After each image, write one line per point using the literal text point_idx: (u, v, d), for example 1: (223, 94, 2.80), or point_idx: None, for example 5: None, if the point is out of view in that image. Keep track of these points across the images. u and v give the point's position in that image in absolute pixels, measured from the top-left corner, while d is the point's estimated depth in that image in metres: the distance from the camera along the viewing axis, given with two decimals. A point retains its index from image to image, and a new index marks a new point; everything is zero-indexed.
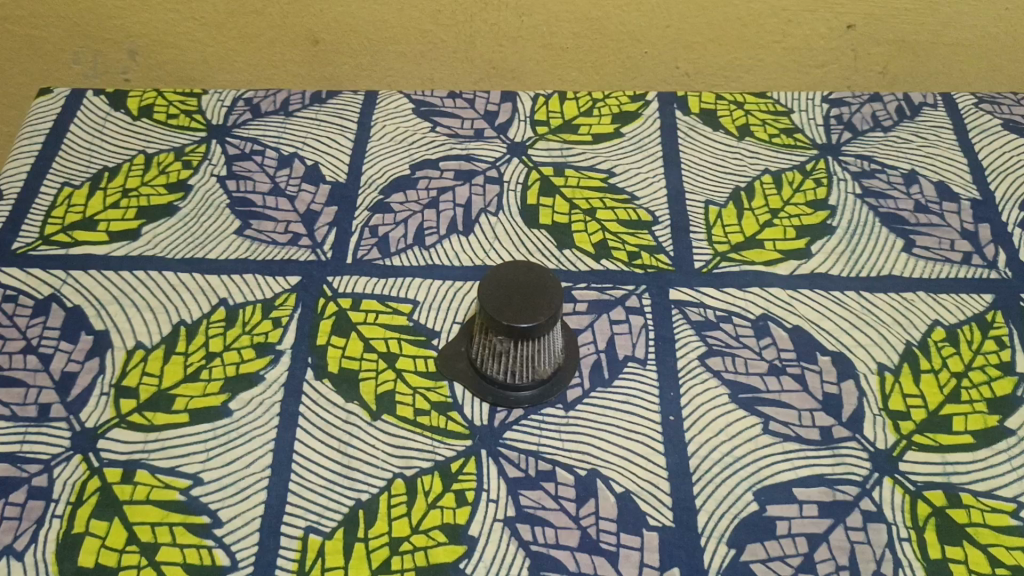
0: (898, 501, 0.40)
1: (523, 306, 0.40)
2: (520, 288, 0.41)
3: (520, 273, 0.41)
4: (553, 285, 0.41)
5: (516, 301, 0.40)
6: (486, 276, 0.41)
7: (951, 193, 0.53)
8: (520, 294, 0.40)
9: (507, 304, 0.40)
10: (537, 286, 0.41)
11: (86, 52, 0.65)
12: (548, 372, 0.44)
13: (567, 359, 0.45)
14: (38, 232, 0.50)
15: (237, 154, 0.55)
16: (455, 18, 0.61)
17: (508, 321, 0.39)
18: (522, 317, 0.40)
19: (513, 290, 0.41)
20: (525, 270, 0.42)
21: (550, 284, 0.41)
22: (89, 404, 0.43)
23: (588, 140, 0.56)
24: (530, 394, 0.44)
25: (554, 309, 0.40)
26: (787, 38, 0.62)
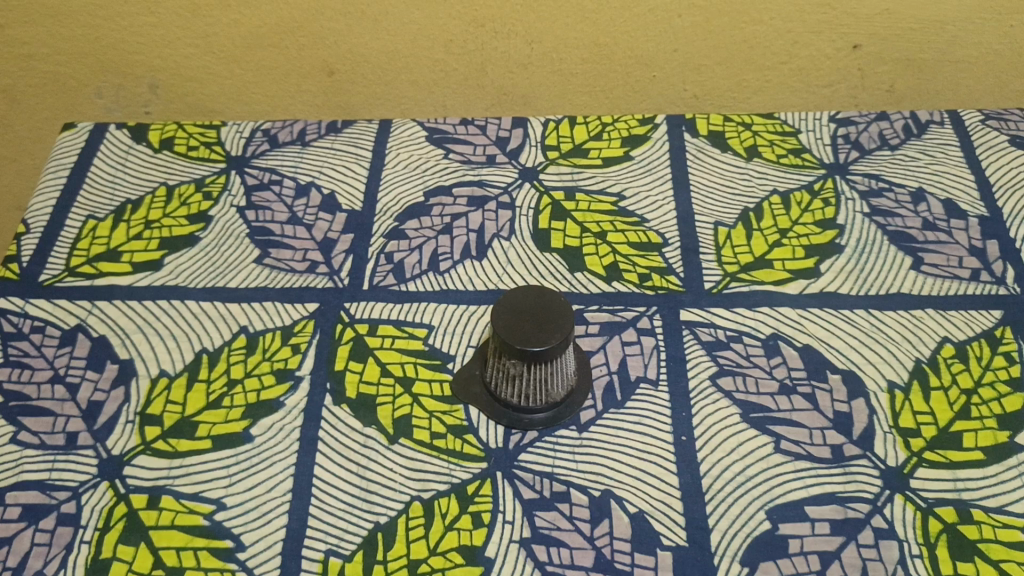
0: (909, 518, 0.41)
1: (535, 331, 0.41)
2: (532, 314, 0.41)
3: (533, 298, 0.42)
4: (566, 310, 0.42)
5: (528, 325, 0.41)
6: (499, 301, 0.42)
7: (959, 210, 0.54)
8: (532, 319, 0.41)
9: (519, 329, 0.41)
10: (549, 311, 0.42)
11: (108, 86, 0.67)
12: (561, 394, 0.45)
13: (581, 381, 0.46)
14: (64, 264, 0.52)
15: (256, 184, 0.56)
16: (466, 47, 0.63)
17: (520, 345, 0.40)
18: (535, 341, 0.40)
19: (525, 315, 0.41)
20: (536, 295, 0.42)
21: (563, 308, 0.42)
22: (115, 432, 0.44)
23: (598, 164, 0.57)
24: (543, 417, 0.44)
25: (566, 334, 0.41)
26: (793, 59, 0.63)
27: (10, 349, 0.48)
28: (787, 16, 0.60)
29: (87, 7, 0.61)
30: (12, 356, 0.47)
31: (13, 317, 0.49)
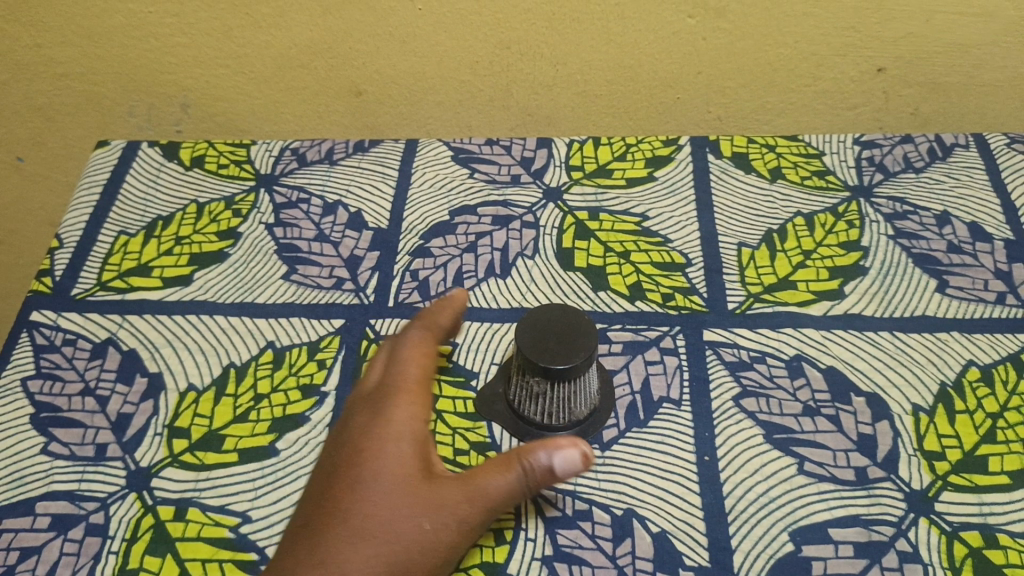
0: (934, 542, 0.41)
1: (559, 349, 0.41)
2: (555, 332, 0.42)
3: (556, 316, 0.43)
4: (589, 328, 0.42)
5: (552, 344, 0.41)
6: (522, 319, 0.43)
7: (984, 233, 0.54)
8: (555, 337, 0.42)
9: (543, 347, 0.41)
10: (572, 329, 0.42)
11: (141, 105, 0.68)
12: (585, 413, 0.45)
13: (604, 398, 0.46)
14: (96, 278, 0.53)
15: (285, 202, 0.57)
16: (493, 69, 0.63)
17: (544, 363, 0.41)
18: (559, 359, 0.41)
19: (547, 333, 0.42)
20: (561, 313, 0.43)
21: (587, 326, 0.42)
22: (144, 444, 0.45)
23: (621, 185, 0.58)
24: (567, 434, 0.45)
25: (591, 352, 0.41)
26: (818, 81, 0.63)
27: (43, 361, 0.49)
28: (812, 39, 0.60)
29: (122, 29, 0.62)
30: (44, 369, 0.48)
31: (46, 330, 0.50)
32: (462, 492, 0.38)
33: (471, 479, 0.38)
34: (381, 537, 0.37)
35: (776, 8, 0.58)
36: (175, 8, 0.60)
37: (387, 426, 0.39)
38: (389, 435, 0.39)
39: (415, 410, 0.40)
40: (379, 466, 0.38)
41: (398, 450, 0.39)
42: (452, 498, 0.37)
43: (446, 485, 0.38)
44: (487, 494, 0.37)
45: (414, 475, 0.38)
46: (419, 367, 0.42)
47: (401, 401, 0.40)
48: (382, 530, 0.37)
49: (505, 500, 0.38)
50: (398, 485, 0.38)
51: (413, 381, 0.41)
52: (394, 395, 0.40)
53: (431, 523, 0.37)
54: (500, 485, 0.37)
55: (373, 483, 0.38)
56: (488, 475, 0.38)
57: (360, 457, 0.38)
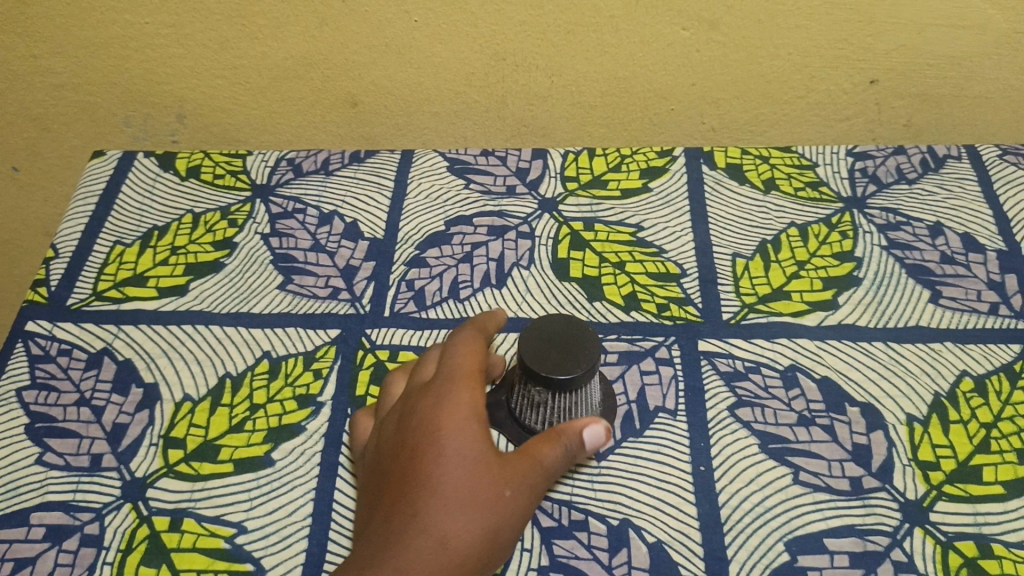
0: (929, 551, 0.41)
1: (562, 358, 0.41)
2: (560, 342, 0.42)
3: (562, 325, 0.43)
4: (594, 339, 0.42)
5: (555, 352, 0.41)
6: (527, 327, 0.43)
7: (977, 244, 0.54)
8: (559, 347, 0.42)
9: (546, 355, 0.41)
10: (577, 339, 0.42)
11: (137, 115, 0.68)
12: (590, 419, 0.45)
13: (608, 404, 0.46)
14: (91, 288, 0.53)
15: (280, 212, 0.57)
16: (488, 80, 0.64)
17: (547, 372, 0.41)
18: (561, 368, 0.41)
19: (552, 342, 0.42)
20: (567, 322, 0.43)
21: (592, 337, 0.42)
22: (139, 454, 0.45)
23: (616, 196, 0.58)
24: (577, 443, 0.45)
25: (593, 363, 0.41)
26: (811, 93, 0.64)
27: (38, 371, 0.49)
28: (805, 51, 0.61)
29: (118, 39, 0.62)
30: (39, 379, 0.48)
31: (41, 340, 0.50)
32: (530, 459, 0.39)
33: (533, 449, 0.40)
34: (469, 507, 0.37)
35: (770, 20, 0.59)
36: (172, 19, 0.60)
37: (453, 401, 0.39)
38: (457, 410, 0.39)
39: (476, 389, 0.40)
40: (457, 439, 0.38)
41: (471, 423, 0.39)
42: (520, 468, 0.39)
43: (516, 456, 0.39)
44: (545, 465, 0.39)
45: (489, 445, 0.39)
46: (468, 356, 0.42)
47: (464, 380, 0.40)
48: (477, 498, 0.37)
49: (558, 469, 0.40)
50: (481, 455, 0.38)
51: (468, 366, 0.41)
52: (453, 376, 0.41)
53: (515, 486, 0.38)
54: (556, 458, 0.39)
55: (459, 456, 0.38)
56: (539, 447, 0.40)
57: (435, 431, 0.38)
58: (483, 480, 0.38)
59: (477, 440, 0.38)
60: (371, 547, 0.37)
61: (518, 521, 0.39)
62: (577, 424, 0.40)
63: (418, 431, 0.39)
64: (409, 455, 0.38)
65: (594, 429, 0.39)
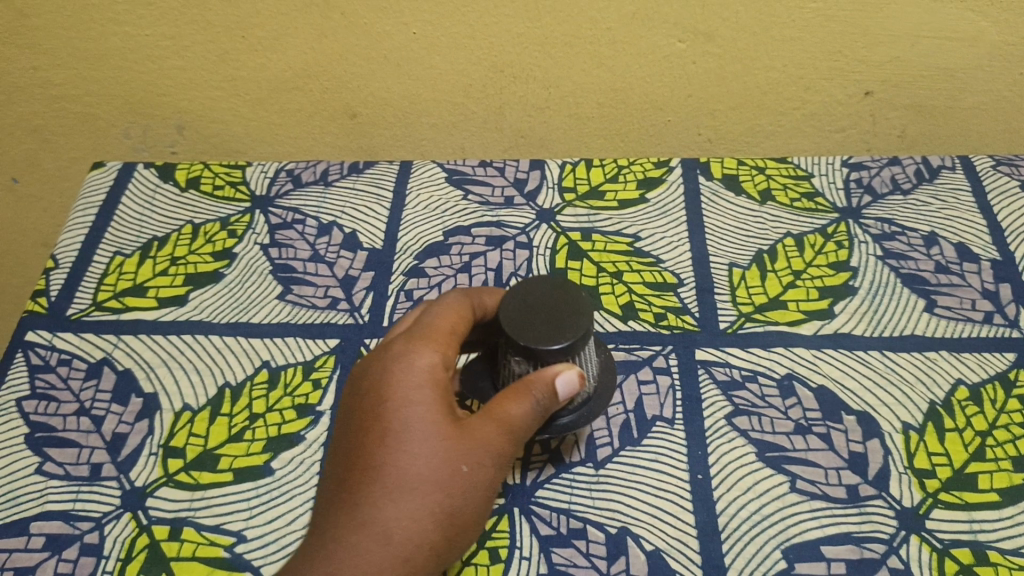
0: (926, 559, 0.41)
1: (545, 330, 0.39)
2: (545, 311, 0.40)
3: (550, 293, 0.41)
4: (583, 311, 0.40)
5: (537, 322, 0.40)
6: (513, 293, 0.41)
7: (971, 254, 0.54)
8: (543, 317, 0.40)
9: (527, 324, 0.40)
10: (566, 310, 0.40)
11: (137, 127, 0.69)
12: (583, 395, 0.43)
13: (603, 383, 0.45)
14: (91, 298, 0.53)
15: (280, 223, 0.58)
16: (486, 92, 0.64)
17: (525, 341, 0.39)
18: (541, 340, 0.39)
19: (537, 311, 0.40)
20: (556, 289, 0.41)
21: (582, 309, 0.40)
22: (139, 464, 0.45)
23: (613, 207, 0.58)
24: (568, 420, 0.43)
25: (578, 337, 0.39)
26: (806, 105, 0.64)
27: (37, 381, 0.49)
28: (800, 63, 0.61)
29: (118, 51, 0.63)
30: (38, 389, 0.48)
31: (41, 351, 0.50)
32: (492, 423, 0.38)
33: (494, 411, 0.39)
34: (422, 488, 0.37)
35: (766, 33, 0.59)
36: (172, 32, 0.61)
37: (406, 373, 0.39)
38: (410, 382, 0.39)
39: (435, 354, 0.40)
40: (407, 415, 0.38)
41: (424, 395, 0.38)
42: (482, 431, 0.38)
43: (477, 422, 0.38)
44: (514, 423, 0.39)
45: (445, 416, 0.38)
46: (440, 317, 0.42)
47: (421, 346, 0.40)
48: (430, 478, 0.37)
49: (526, 424, 0.39)
50: (434, 430, 0.38)
51: (432, 328, 0.41)
52: (411, 341, 0.40)
53: (473, 461, 0.38)
54: (522, 413, 0.39)
55: (408, 436, 0.37)
56: (505, 404, 0.39)
57: (386, 408, 0.38)
58: (436, 457, 0.37)
59: (430, 414, 0.38)
60: (324, 537, 0.37)
61: (483, 494, 0.38)
62: (545, 372, 0.39)
63: (371, 408, 0.39)
64: (361, 436, 0.38)
65: (566, 375, 0.39)
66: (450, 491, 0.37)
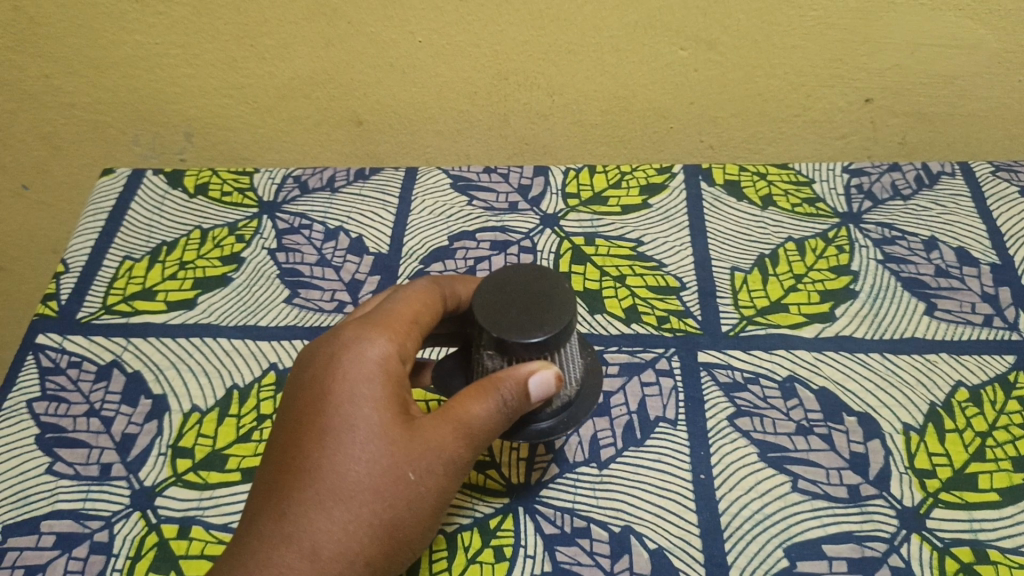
0: (926, 557, 0.41)
1: (523, 322, 0.38)
2: (524, 301, 0.38)
3: (530, 282, 0.39)
4: (566, 301, 0.38)
5: (514, 312, 0.38)
6: (493, 281, 0.39)
7: (971, 258, 0.55)
8: (521, 307, 0.38)
9: (504, 314, 0.38)
10: (546, 300, 0.38)
11: (146, 134, 0.70)
12: (563, 397, 0.43)
13: (588, 384, 0.44)
14: (101, 302, 0.54)
15: (287, 228, 0.58)
16: (490, 99, 0.65)
17: (499, 332, 0.37)
18: (518, 331, 0.37)
19: (515, 302, 0.38)
20: (538, 278, 0.39)
21: (564, 298, 0.38)
22: (148, 464, 0.46)
23: (616, 212, 0.59)
24: (547, 424, 0.43)
25: (560, 329, 0.37)
26: (807, 111, 0.65)
27: (48, 382, 0.49)
28: (801, 70, 0.62)
29: (128, 59, 0.64)
30: (49, 390, 0.49)
31: (52, 353, 0.51)
32: (448, 426, 0.38)
33: (451, 412, 0.38)
34: (361, 494, 0.37)
35: (767, 40, 0.60)
36: (181, 40, 0.62)
37: (355, 367, 0.39)
38: (358, 378, 0.39)
39: (390, 346, 0.40)
40: (353, 414, 0.38)
41: (371, 394, 0.38)
42: (431, 433, 0.38)
43: (429, 424, 0.38)
44: (469, 423, 0.38)
45: (394, 418, 0.38)
46: (402, 305, 0.42)
47: (376, 336, 0.40)
48: (371, 485, 0.37)
49: (485, 428, 0.38)
50: (380, 433, 0.38)
51: (390, 317, 0.41)
52: (367, 330, 0.40)
53: (420, 469, 0.38)
54: (484, 415, 0.38)
55: (352, 440, 0.37)
56: (467, 404, 0.38)
57: (331, 407, 0.38)
58: (379, 463, 0.37)
59: (377, 417, 0.38)
60: (250, 540, 0.37)
61: (430, 502, 0.38)
62: (519, 371, 0.38)
63: (316, 402, 0.39)
64: (303, 432, 0.38)
65: (542, 374, 0.38)
66: (392, 499, 0.37)
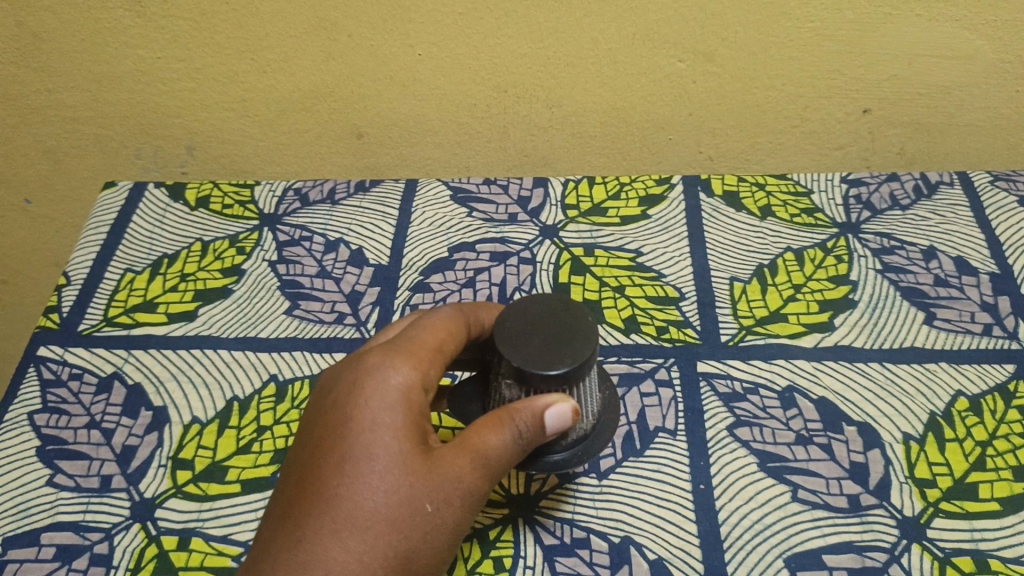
0: (927, 567, 0.41)
1: (544, 352, 0.38)
2: (546, 332, 0.39)
3: (553, 313, 0.40)
4: (588, 334, 0.39)
5: (535, 343, 0.38)
6: (514, 312, 0.40)
7: (970, 267, 0.55)
8: (543, 338, 0.39)
9: (524, 345, 0.38)
10: (569, 332, 0.39)
11: (148, 148, 0.70)
12: (578, 431, 0.44)
13: (603, 420, 0.45)
14: (102, 314, 0.54)
15: (287, 240, 0.59)
16: (490, 112, 0.65)
17: (519, 362, 0.38)
18: (539, 363, 0.37)
19: (537, 332, 0.39)
20: (560, 310, 0.40)
21: (586, 332, 0.39)
22: (148, 475, 0.46)
23: (616, 223, 0.59)
24: (561, 457, 0.43)
25: (580, 363, 0.38)
26: (806, 122, 0.65)
27: (49, 395, 0.50)
28: (799, 82, 0.62)
29: (131, 73, 0.64)
30: (50, 403, 0.49)
31: (52, 365, 0.51)
32: (465, 456, 0.37)
33: (468, 442, 0.38)
34: (378, 524, 0.36)
35: (764, 52, 0.60)
36: (183, 54, 0.62)
37: (378, 394, 0.38)
38: (380, 405, 0.38)
39: (413, 374, 0.39)
40: (373, 442, 0.37)
41: (392, 421, 0.37)
42: (450, 464, 0.37)
43: (448, 454, 0.37)
44: (486, 455, 0.38)
45: (414, 447, 0.37)
46: (426, 333, 0.41)
47: (400, 364, 0.39)
48: (388, 515, 0.36)
49: (500, 459, 0.38)
50: (399, 462, 0.37)
51: (415, 345, 0.40)
52: (390, 356, 0.39)
53: (438, 500, 0.37)
54: (500, 445, 0.38)
55: (371, 467, 0.36)
56: (483, 434, 0.38)
57: (351, 432, 0.37)
58: (397, 493, 0.36)
59: (397, 445, 0.37)
60: (262, 567, 0.35)
61: (445, 535, 0.37)
62: (536, 403, 0.38)
63: (335, 427, 0.38)
64: (321, 457, 0.37)
65: (559, 407, 0.38)
66: (409, 531, 0.36)
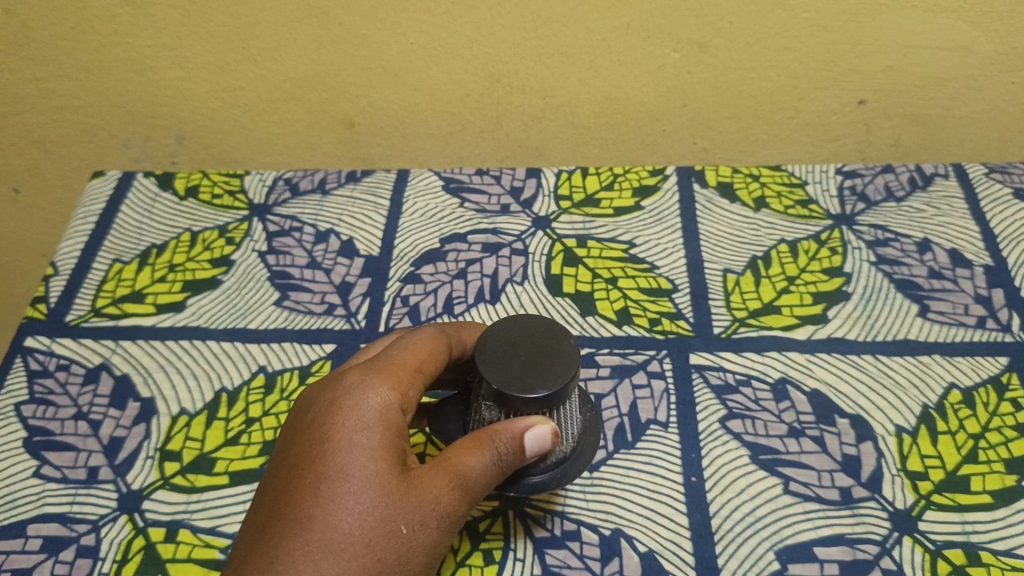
0: (918, 560, 0.41)
1: (526, 374, 0.38)
2: (528, 354, 0.38)
3: (535, 334, 0.39)
4: (572, 358, 0.38)
5: (517, 364, 0.38)
6: (495, 332, 0.39)
7: (964, 260, 0.55)
8: (525, 359, 0.38)
9: (505, 366, 0.38)
10: (551, 355, 0.38)
11: (138, 137, 0.70)
12: (557, 454, 0.42)
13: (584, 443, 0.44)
14: (91, 304, 0.54)
15: (277, 231, 0.58)
16: (483, 101, 0.65)
17: (500, 383, 0.37)
18: (519, 386, 0.37)
19: (518, 354, 0.38)
20: (542, 331, 0.40)
21: (569, 355, 0.38)
22: (135, 467, 0.45)
23: (609, 214, 0.59)
24: (540, 479, 0.42)
25: (562, 386, 0.37)
26: (800, 113, 0.65)
27: (36, 386, 0.49)
28: (794, 73, 0.62)
29: (120, 62, 0.64)
30: (37, 393, 0.49)
31: (40, 355, 0.51)
32: (443, 476, 0.37)
33: (445, 461, 0.37)
34: (353, 546, 0.35)
35: (759, 42, 0.60)
36: (173, 42, 0.62)
37: (355, 416, 0.38)
38: (357, 426, 0.37)
39: (392, 396, 0.38)
40: (349, 462, 0.36)
41: (369, 441, 0.37)
42: (426, 486, 0.37)
43: (425, 475, 0.37)
44: (465, 476, 0.37)
45: (390, 468, 0.37)
46: (407, 353, 0.41)
47: (379, 384, 0.39)
48: (363, 537, 0.35)
49: (478, 480, 0.38)
50: (375, 483, 0.36)
51: (394, 365, 0.40)
52: (369, 375, 0.39)
53: (414, 522, 0.36)
54: (479, 467, 0.37)
55: (346, 489, 0.36)
56: (463, 454, 0.37)
57: (326, 453, 0.37)
58: (373, 514, 0.36)
59: (373, 466, 0.36)
60: None
61: (420, 558, 0.37)
62: (517, 425, 0.38)
63: (311, 448, 0.37)
64: (296, 477, 0.37)
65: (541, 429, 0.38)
66: (383, 551, 0.36)
